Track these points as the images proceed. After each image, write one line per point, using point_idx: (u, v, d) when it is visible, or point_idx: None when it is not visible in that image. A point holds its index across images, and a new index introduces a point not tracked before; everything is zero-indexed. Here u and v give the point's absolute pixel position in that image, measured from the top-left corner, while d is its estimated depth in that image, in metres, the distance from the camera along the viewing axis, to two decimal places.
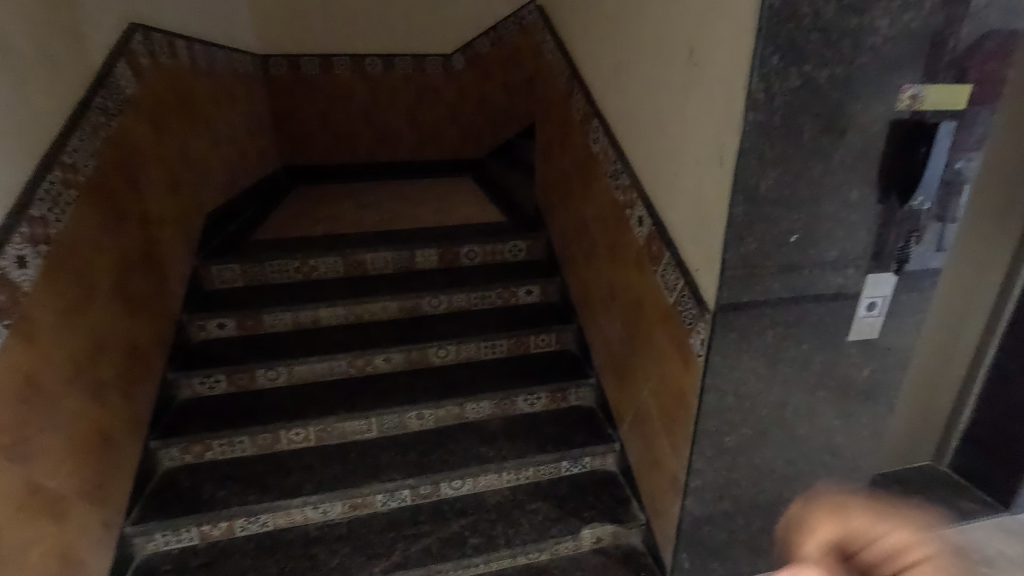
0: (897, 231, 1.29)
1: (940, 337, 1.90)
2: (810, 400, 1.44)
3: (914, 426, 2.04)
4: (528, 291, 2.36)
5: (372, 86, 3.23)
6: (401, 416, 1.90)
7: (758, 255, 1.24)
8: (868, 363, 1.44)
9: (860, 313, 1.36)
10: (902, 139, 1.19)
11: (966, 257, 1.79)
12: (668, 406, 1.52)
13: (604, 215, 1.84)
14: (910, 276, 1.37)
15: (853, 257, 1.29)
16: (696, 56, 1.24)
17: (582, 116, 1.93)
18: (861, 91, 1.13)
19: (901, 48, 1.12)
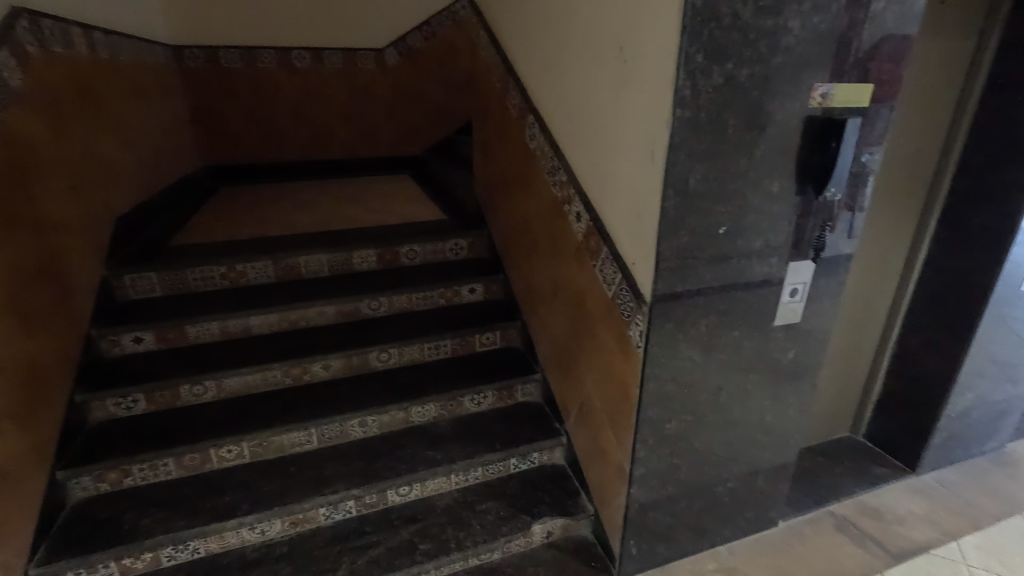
0: (813, 222, 1.38)
1: (854, 317, 2.05)
2: (742, 383, 1.51)
3: (834, 401, 2.20)
4: (471, 290, 2.34)
5: (300, 80, 3.08)
6: (342, 425, 1.83)
7: (690, 247, 1.28)
8: (793, 346, 1.53)
9: (784, 299, 1.44)
10: (815, 134, 1.26)
11: (874, 243, 1.94)
12: (611, 398, 1.55)
13: (543, 211, 1.85)
14: (827, 262, 1.47)
15: (776, 246, 1.37)
16: (626, 53, 1.26)
17: (518, 112, 1.94)
18: (778, 90, 1.20)
19: (811, 49, 1.19)
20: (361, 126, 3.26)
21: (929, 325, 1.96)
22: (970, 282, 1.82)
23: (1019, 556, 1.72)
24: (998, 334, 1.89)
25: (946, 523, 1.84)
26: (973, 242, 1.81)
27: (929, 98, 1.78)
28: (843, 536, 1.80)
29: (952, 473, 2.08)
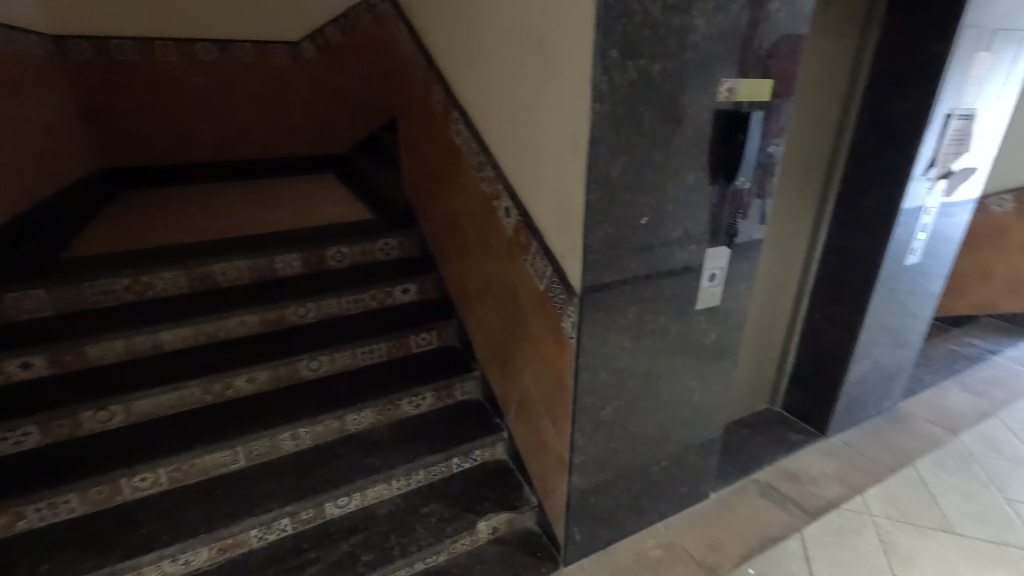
0: (726, 210, 1.46)
1: (767, 296, 2.21)
2: (670, 366, 1.58)
3: (753, 376, 2.36)
4: (404, 290, 2.29)
5: (207, 74, 2.87)
6: (272, 439, 1.73)
7: (615, 238, 1.32)
8: (714, 328, 1.62)
9: (703, 284, 1.52)
10: (724, 127, 1.34)
11: (781, 228, 2.10)
12: (548, 389, 1.57)
13: (473, 207, 1.84)
14: (740, 247, 1.56)
15: (694, 234, 1.44)
16: (545, 48, 1.27)
17: (442, 108, 1.91)
18: (689, 84, 1.25)
19: (716, 45, 1.25)
20: (276, 124, 3.08)
21: (831, 301, 2.15)
22: (863, 260, 2.01)
23: (912, 502, 1.93)
24: (887, 305, 2.11)
25: (852, 479, 2.04)
26: (863, 224, 2.00)
27: (821, 93, 1.94)
28: (766, 500, 1.94)
29: (855, 433, 2.30)
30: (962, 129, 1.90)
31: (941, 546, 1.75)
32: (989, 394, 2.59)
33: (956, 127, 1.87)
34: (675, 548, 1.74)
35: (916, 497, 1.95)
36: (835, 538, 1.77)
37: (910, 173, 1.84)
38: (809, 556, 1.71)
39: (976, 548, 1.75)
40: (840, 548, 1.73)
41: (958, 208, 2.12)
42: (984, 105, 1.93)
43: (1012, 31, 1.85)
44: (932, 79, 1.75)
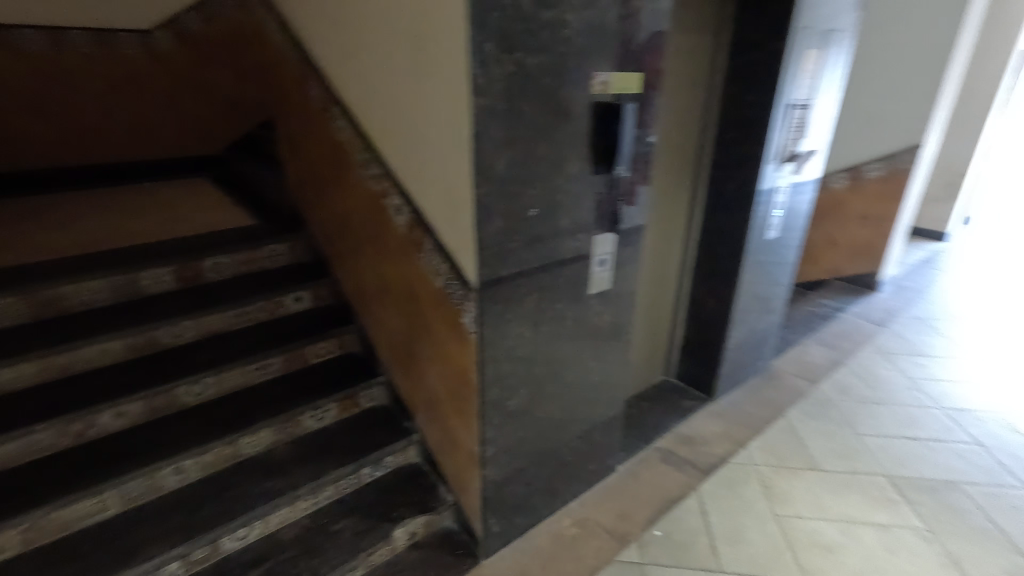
0: (609, 198, 1.54)
1: (654, 276, 2.37)
2: (570, 350, 1.64)
3: (649, 351, 2.53)
4: (297, 298, 2.14)
5: (35, 67, 2.38)
6: (151, 478, 1.54)
7: (506, 230, 1.33)
8: (608, 310, 1.71)
9: (594, 269, 1.60)
10: (601, 118, 1.40)
11: (662, 212, 2.26)
12: (454, 387, 1.56)
13: (363, 207, 1.76)
14: (626, 233, 1.65)
15: (582, 222, 1.50)
16: (421, 41, 1.24)
17: (321, 103, 1.80)
18: (564, 77, 1.29)
19: (587, 40, 1.30)
20: (122, 121, 2.63)
21: (709, 276, 2.36)
22: (733, 236, 2.23)
23: (786, 447, 2.19)
24: (754, 276, 2.35)
25: (737, 435, 2.26)
26: (730, 205, 2.21)
27: (688, 86, 2.10)
28: (667, 465, 2.09)
29: (738, 393, 2.56)
30: (802, 117, 2.16)
31: (810, 482, 2.00)
32: (839, 346, 3.00)
33: (797, 115, 2.12)
34: (589, 524, 1.82)
35: (788, 443, 2.21)
36: (726, 490, 1.96)
37: (763, 157, 2.07)
38: (705, 510, 1.87)
39: (837, 479, 2.02)
40: (730, 499, 1.92)
41: (804, 187, 2.41)
42: (818, 96, 2.21)
43: (835, 32, 2.14)
44: (775, 73, 1.97)
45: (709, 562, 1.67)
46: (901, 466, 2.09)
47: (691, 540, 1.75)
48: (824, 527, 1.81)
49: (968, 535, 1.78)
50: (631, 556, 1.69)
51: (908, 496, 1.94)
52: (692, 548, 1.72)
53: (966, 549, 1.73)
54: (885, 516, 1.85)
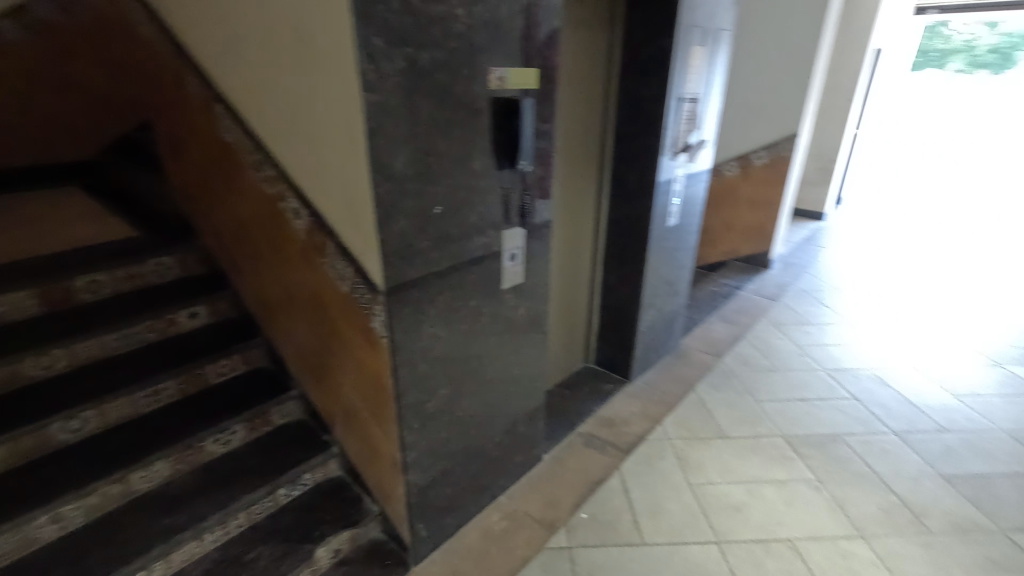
0: (516, 193, 1.55)
1: (568, 267, 2.44)
2: (487, 346, 1.65)
3: (568, 339, 2.60)
4: (191, 314, 1.97)
5: None
6: (21, 531, 1.34)
7: (411, 230, 1.30)
8: (522, 304, 1.73)
9: (506, 264, 1.60)
10: (501, 113, 1.41)
11: (570, 204, 2.32)
12: (370, 395, 1.51)
13: (258, 213, 1.65)
14: (534, 227, 1.67)
15: (489, 218, 1.50)
16: (305, 34, 1.17)
17: (203, 102, 1.66)
18: (459, 72, 1.28)
19: (479, 35, 1.29)
20: None
21: (618, 264, 2.47)
22: (639, 225, 2.34)
23: (697, 420, 2.34)
24: (660, 261, 2.49)
25: (653, 413, 2.38)
26: (633, 195, 2.32)
27: (587, 81, 2.17)
28: (590, 449, 2.16)
29: (652, 373, 2.70)
30: (692, 111, 2.31)
31: (718, 449, 2.16)
32: (739, 321, 3.26)
33: (687, 109, 2.26)
34: (517, 515, 1.84)
35: (698, 415, 2.37)
36: (646, 466, 2.06)
37: (659, 149, 2.19)
38: (627, 488, 1.96)
39: (741, 444, 2.19)
40: (649, 474, 2.02)
41: (698, 176, 2.58)
42: (705, 91, 2.36)
43: (716, 30, 2.29)
44: (665, 69, 2.08)
45: (632, 537, 1.75)
46: (794, 425, 2.31)
47: (615, 518, 1.83)
48: (732, 490, 1.95)
49: (850, 480, 2.00)
50: (560, 542, 1.73)
51: (801, 452, 2.15)
52: (616, 526, 1.80)
53: (849, 493, 1.94)
54: (783, 473, 2.04)
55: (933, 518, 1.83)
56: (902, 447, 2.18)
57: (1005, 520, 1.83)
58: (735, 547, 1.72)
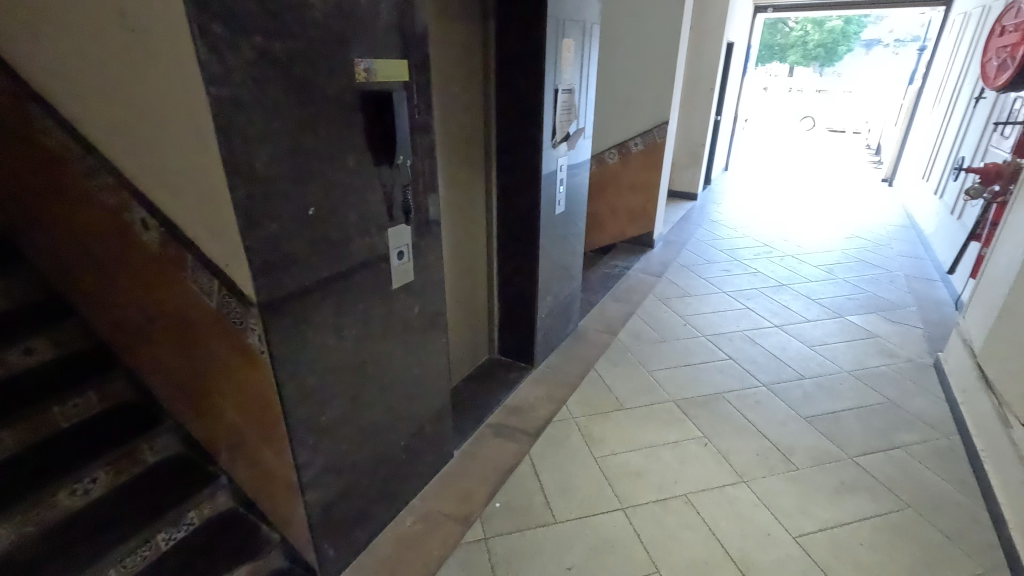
0: (398, 189, 1.50)
1: (464, 260, 2.43)
2: (381, 349, 1.59)
3: (471, 332, 2.60)
4: (26, 351, 1.67)
5: None
6: None
7: (282, 234, 1.21)
8: (415, 302, 1.68)
9: (394, 263, 1.55)
10: (371, 107, 1.35)
11: (459, 198, 2.31)
12: (254, 416, 1.39)
13: (99, 226, 1.44)
14: (421, 222, 1.63)
15: (370, 216, 1.43)
16: (130, 21, 1.03)
17: (13, 101, 1.41)
18: (321, 64, 1.20)
19: (339, 24, 1.22)
20: None
21: (513, 253, 2.51)
22: (528, 214, 2.40)
23: (598, 396, 2.46)
24: (552, 249, 2.56)
25: (558, 395, 2.47)
26: (521, 185, 2.36)
27: (465, 74, 2.16)
28: (499, 438, 2.19)
29: (554, 356, 2.79)
30: (569, 101, 2.39)
31: (619, 421, 2.29)
32: (630, 299, 3.47)
33: (564, 100, 2.33)
34: (432, 516, 1.81)
35: (599, 391, 2.49)
36: (554, 446, 2.13)
37: (540, 139, 2.24)
38: (537, 471, 2.01)
39: (639, 413, 2.34)
40: (558, 454, 2.09)
41: (580, 164, 2.69)
42: (579, 82, 2.46)
43: (585, 23, 2.39)
44: (539, 61, 2.13)
45: (546, 517, 1.81)
46: (683, 389, 2.52)
47: (528, 502, 1.87)
48: (633, 457, 2.08)
49: (731, 433, 2.22)
50: (476, 534, 1.74)
51: (690, 413, 2.35)
52: (530, 509, 1.84)
53: (732, 444, 2.16)
54: (676, 435, 2.21)
55: (798, 455, 2.10)
56: (771, 397, 2.47)
57: (852, 447, 2.14)
58: (639, 510, 1.84)
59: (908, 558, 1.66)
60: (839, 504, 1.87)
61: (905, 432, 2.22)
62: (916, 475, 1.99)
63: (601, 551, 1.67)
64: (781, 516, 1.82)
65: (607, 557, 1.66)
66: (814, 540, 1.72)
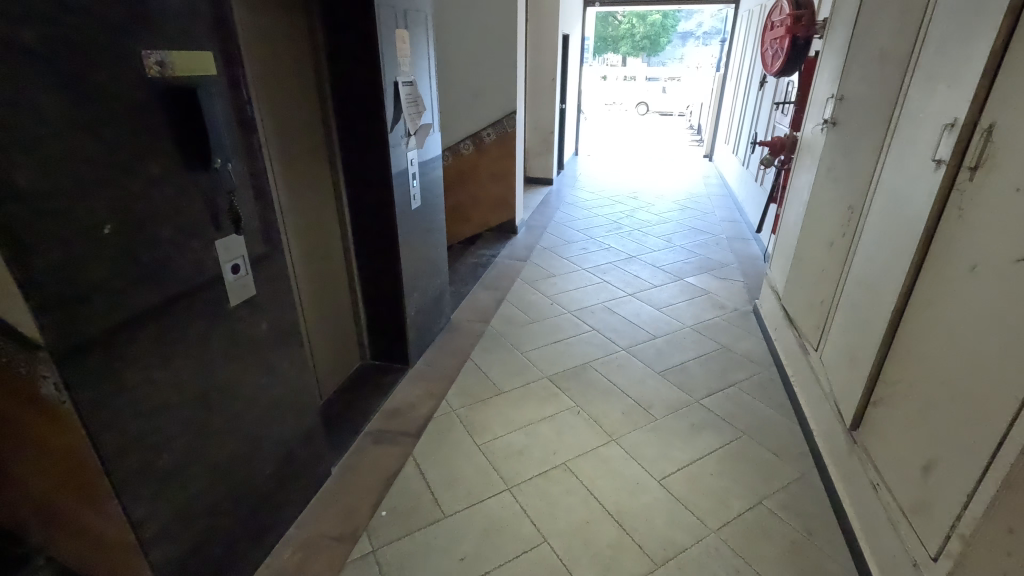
0: (222, 196, 1.35)
1: (319, 266, 2.28)
2: (226, 375, 1.43)
3: (338, 341, 2.47)
4: None
5: None
6: None
7: (70, 259, 1.02)
8: (262, 318, 1.54)
9: (229, 278, 1.40)
10: (172, 106, 1.19)
11: (305, 199, 2.16)
12: (68, 477, 1.18)
13: None
14: (257, 231, 1.49)
15: (190, 228, 1.27)
16: None
17: None
18: (95, 57, 1.02)
19: (115, 8, 1.05)
20: None
21: (373, 254, 2.43)
22: (383, 211, 2.32)
23: (476, 384, 2.50)
24: (413, 245, 2.51)
25: (437, 390, 2.45)
26: (371, 182, 2.28)
27: (293, 67, 2.01)
28: (380, 444, 2.12)
29: (430, 353, 2.76)
30: (411, 93, 2.34)
31: (498, 405, 2.35)
32: (499, 285, 3.56)
33: (406, 92, 2.28)
34: (313, 541, 1.69)
35: (477, 380, 2.52)
36: (437, 442, 2.13)
37: (385, 133, 2.17)
38: (422, 470, 1.98)
39: (515, 394, 2.42)
40: (441, 449, 2.09)
41: (432, 157, 2.66)
42: (419, 73, 2.42)
43: (416, 13, 2.35)
44: (373, 53, 2.05)
45: (434, 514, 1.79)
46: (555, 365, 2.66)
47: (415, 503, 1.84)
48: (514, 437, 2.15)
49: (600, 397, 2.40)
50: (364, 549, 1.67)
51: (562, 386, 2.49)
52: (417, 509, 1.81)
53: (601, 408, 2.33)
54: (551, 409, 2.33)
55: (656, 407, 2.34)
56: (630, 359, 2.71)
57: (698, 392, 2.44)
58: (524, 487, 1.91)
59: (747, 478, 1.94)
60: (692, 444, 2.12)
61: (736, 372, 2.59)
62: (747, 406, 2.34)
63: (491, 535, 1.71)
64: (647, 465, 2.01)
65: (498, 540, 1.70)
66: (675, 480, 1.94)
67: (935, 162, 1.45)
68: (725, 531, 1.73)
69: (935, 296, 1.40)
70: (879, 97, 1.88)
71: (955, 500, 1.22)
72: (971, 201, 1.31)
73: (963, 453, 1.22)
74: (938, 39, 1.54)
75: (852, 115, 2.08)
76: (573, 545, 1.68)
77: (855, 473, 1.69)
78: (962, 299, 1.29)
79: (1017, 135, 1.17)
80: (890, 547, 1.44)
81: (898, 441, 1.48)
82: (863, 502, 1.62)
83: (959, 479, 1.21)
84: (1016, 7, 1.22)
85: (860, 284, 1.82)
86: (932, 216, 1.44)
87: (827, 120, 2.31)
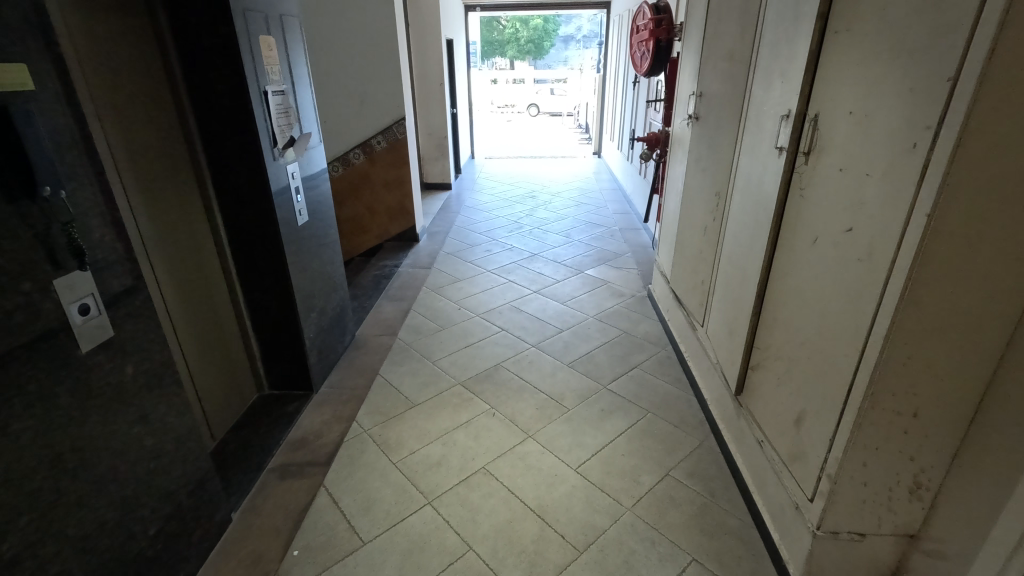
0: (58, 228, 1.17)
1: (196, 294, 2.08)
2: (85, 430, 1.25)
3: (227, 374, 2.26)
4: None
5: None
6: None
7: None
8: (126, 362, 1.36)
9: (76, 322, 1.21)
10: None
11: (172, 222, 1.95)
12: None
13: None
14: (110, 265, 1.31)
15: (18, 269, 1.09)
16: None
17: None
18: None
19: None
20: None
21: (258, 277, 2.26)
22: (266, 230, 2.16)
23: (388, 401, 2.42)
24: (303, 264, 2.36)
25: (345, 413, 2.33)
26: (249, 200, 2.11)
27: (141, 78, 1.81)
28: (287, 479, 1.97)
29: (333, 375, 2.62)
30: (283, 103, 2.19)
31: (412, 419, 2.28)
32: (404, 296, 3.48)
33: (276, 101, 2.13)
34: None
35: (388, 397, 2.44)
36: (350, 467, 2.03)
37: (259, 148, 2.03)
38: (336, 500, 1.88)
39: (429, 405, 2.37)
40: (355, 474, 1.99)
41: (315, 170, 2.52)
42: (295, 81, 2.28)
43: (285, 18, 2.21)
44: (236, 61, 1.90)
45: (352, 543, 1.71)
46: (466, 370, 2.64)
47: (331, 534, 1.74)
48: (430, 449, 2.11)
49: (513, 396, 2.43)
50: None
51: (476, 390, 2.48)
52: (333, 542, 1.71)
53: (515, 407, 2.36)
54: (467, 415, 2.31)
55: (568, 398, 2.41)
56: (540, 355, 2.77)
57: (605, 378, 2.56)
58: (445, 498, 1.87)
59: (654, 453, 2.07)
60: (603, 429, 2.21)
61: (638, 355, 2.75)
62: (650, 386, 2.49)
63: (415, 552, 1.66)
64: (563, 455, 2.07)
65: (422, 556, 1.65)
66: (591, 466, 2.01)
67: (778, 149, 1.63)
68: (639, 506, 1.83)
69: (790, 267, 1.57)
70: (731, 93, 2.08)
71: (821, 446, 1.39)
72: (809, 182, 1.49)
73: (823, 404, 1.38)
74: (770, 40, 1.74)
75: (711, 109, 2.29)
76: (498, 547, 1.68)
77: (744, 435, 1.86)
78: (810, 269, 1.46)
79: (836, 123, 1.36)
80: (777, 495, 1.61)
81: (774, 399, 1.65)
82: (752, 459, 1.79)
83: (822, 427, 1.38)
84: (823, 13, 1.41)
85: (731, 262, 2.00)
86: (781, 197, 1.62)
87: (691, 115, 2.52)
